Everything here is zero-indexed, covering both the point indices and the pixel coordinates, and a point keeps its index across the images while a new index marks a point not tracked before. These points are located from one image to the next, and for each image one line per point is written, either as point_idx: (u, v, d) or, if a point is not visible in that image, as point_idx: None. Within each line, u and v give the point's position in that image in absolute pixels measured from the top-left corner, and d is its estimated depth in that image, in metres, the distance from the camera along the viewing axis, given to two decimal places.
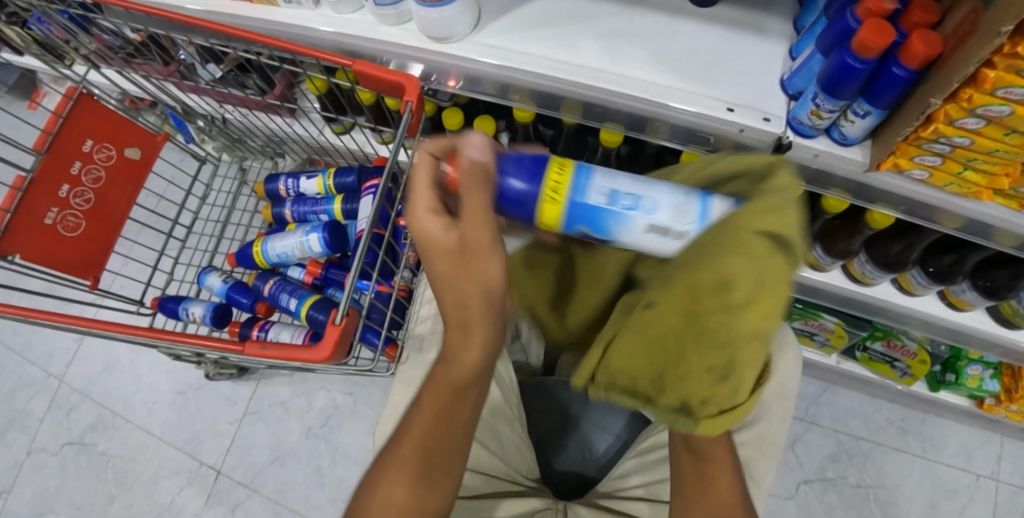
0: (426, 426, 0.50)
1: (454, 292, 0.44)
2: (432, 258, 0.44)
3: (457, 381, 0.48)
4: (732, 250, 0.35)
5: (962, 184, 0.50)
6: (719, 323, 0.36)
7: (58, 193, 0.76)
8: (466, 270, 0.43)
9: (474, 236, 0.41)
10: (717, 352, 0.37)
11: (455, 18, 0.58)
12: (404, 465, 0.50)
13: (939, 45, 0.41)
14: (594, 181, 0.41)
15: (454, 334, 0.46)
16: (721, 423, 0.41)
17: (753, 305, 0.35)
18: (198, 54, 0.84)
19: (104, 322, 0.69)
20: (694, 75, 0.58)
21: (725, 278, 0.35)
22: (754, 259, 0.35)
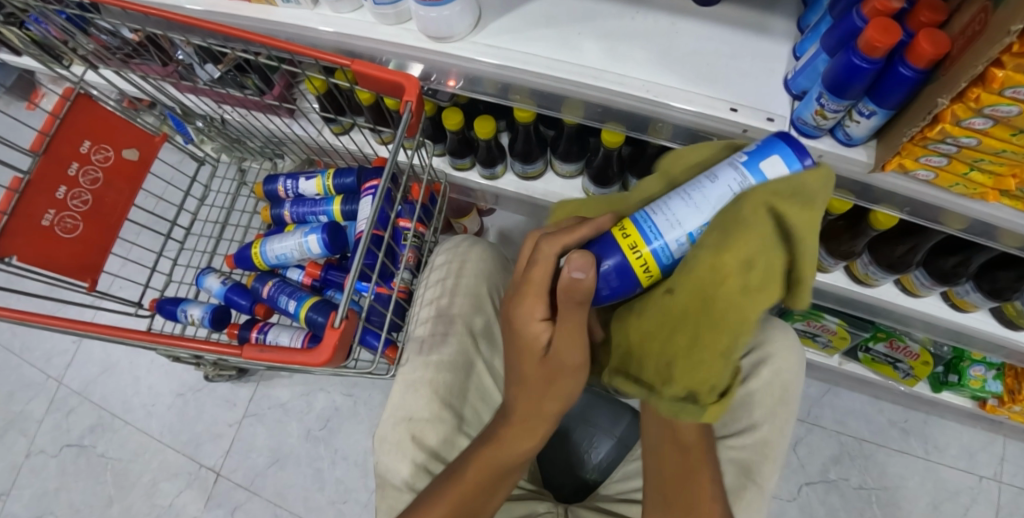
0: (472, 483, 0.58)
1: (532, 386, 0.56)
2: (528, 356, 0.54)
3: (503, 466, 0.59)
4: (752, 228, 0.39)
5: (968, 184, 0.49)
6: (732, 308, 0.41)
7: (55, 194, 0.76)
8: (549, 376, 0.54)
9: (566, 357, 0.51)
10: (726, 337, 0.42)
11: (455, 18, 0.57)
12: (467, 487, 0.58)
13: (947, 45, 0.41)
14: (667, 237, 0.43)
15: (517, 428, 0.59)
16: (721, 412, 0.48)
17: (765, 287, 0.41)
18: (197, 55, 0.84)
19: (101, 325, 0.68)
20: (696, 75, 0.57)
21: (747, 258, 0.40)
22: (764, 242, 0.40)
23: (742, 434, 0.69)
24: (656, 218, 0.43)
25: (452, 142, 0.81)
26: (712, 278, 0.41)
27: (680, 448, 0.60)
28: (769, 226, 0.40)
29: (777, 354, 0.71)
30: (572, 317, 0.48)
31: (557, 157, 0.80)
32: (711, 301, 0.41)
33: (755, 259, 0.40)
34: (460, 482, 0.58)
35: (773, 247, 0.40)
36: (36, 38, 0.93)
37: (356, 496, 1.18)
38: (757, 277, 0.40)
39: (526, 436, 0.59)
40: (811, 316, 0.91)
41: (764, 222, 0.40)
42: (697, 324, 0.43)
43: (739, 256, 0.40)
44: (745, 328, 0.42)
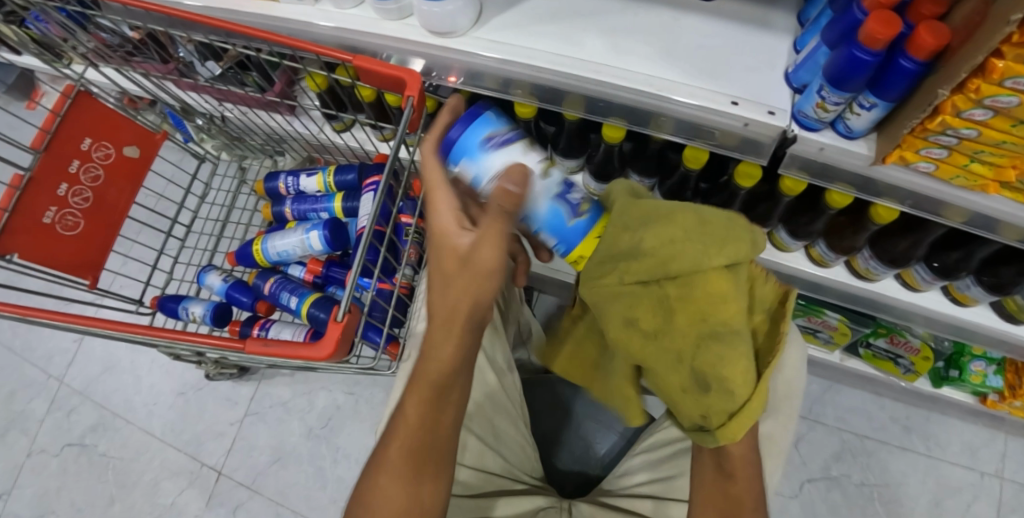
0: (419, 406, 0.53)
1: (445, 292, 0.50)
2: (440, 256, 0.51)
3: (436, 379, 0.52)
4: (615, 293, 0.50)
5: (969, 176, 0.49)
6: (657, 356, 0.50)
7: (56, 192, 0.76)
8: (459, 275, 0.49)
9: (480, 253, 0.48)
10: (679, 368, 0.49)
11: (458, 13, 0.57)
12: (408, 425, 0.54)
13: (948, 36, 0.41)
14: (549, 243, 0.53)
15: (437, 331, 0.52)
16: (736, 425, 0.49)
17: (662, 321, 0.48)
18: (198, 52, 0.84)
19: (104, 321, 0.68)
20: (699, 69, 0.57)
21: (628, 313, 0.50)
22: (641, 296, 0.48)
23: None
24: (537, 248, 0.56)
25: None
26: (631, 344, 0.51)
27: (725, 476, 0.57)
28: (629, 287, 0.48)
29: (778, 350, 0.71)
30: (497, 221, 0.48)
31: (557, 154, 0.80)
32: (642, 357, 0.52)
33: (637, 311, 0.49)
34: (405, 425, 0.54)
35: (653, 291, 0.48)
36: (35, 37, 0.93)
37: None
38: (648, 323, 0.49)
39: (445, 341, 0.51)
40: (812, 311, 0.92)
41: (633, 284, 0.48)
42: (653, 366, 0.52)
43: (621, 320, 0.51)
44: (682, 355, 0.49)
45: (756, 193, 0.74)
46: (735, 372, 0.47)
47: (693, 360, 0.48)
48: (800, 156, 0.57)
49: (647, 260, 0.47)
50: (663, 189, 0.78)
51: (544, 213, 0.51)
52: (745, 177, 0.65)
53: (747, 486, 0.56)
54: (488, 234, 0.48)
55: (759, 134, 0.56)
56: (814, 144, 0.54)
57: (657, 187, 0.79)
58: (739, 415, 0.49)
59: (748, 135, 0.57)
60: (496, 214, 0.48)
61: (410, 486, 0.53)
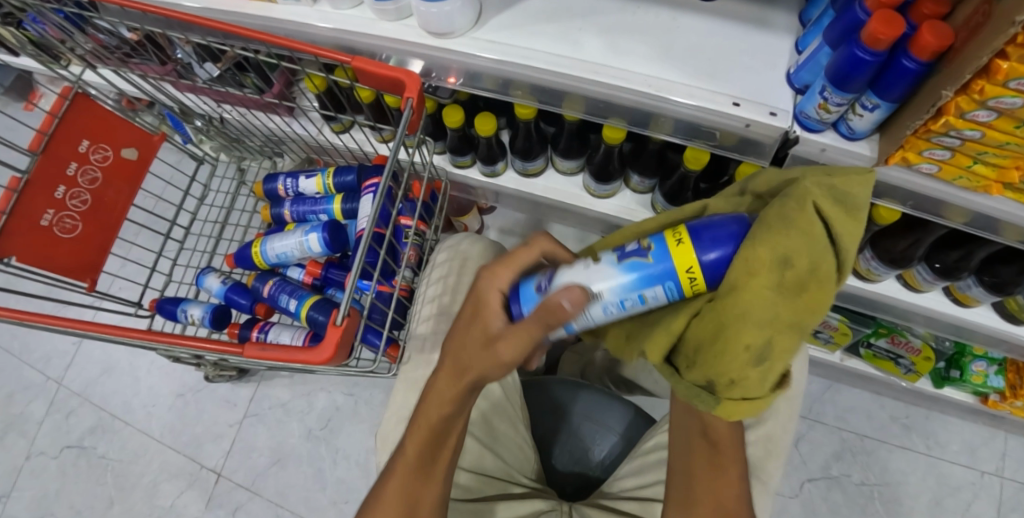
0: (419, 442, 0.58)
1: (464, 356, 0.55)
2: (474, 324, 0.54)
3: (435, 422, 0.57)
4: (800, 228, 0.39)
5: (972, 177, 0.49)
6: (760, 299, 0.40)
7: (54, 195, 0.76)
8: (478, 353, 0.53)
9: (501, 349, 0.50)
10: (759, 329, 0.41)
11: (456, 13, 0.57)
12: (406, 462, 0.58)
13: (951, 37, 0.41)
14: (662, 294, 0.44)
15: (445, 378, 0.58)
16: (743, 409, 0.46)
17: (797, 284, 0.41)
18: (195, 53, 0.84)
19: (103, 326, 0.68)
20: (699, 70, 0.57)
21: (786, 255, 0.40)
22: (815, 245, 0.40)
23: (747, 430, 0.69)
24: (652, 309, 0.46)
25: (453, 140, 0.80)
26: (753, 271, 0.40)
27: (710, 445, 0.61)
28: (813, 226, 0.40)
29: None
30: (529, 327, 0.48)
31: (557, 154, 0.80)
32: (746, 284, 0.40)
33: (798, 256, 0.40)
34: (403, 462, 0.58)
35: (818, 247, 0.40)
36: (33, 38, 0.92)
37: (357, 496, 1.18)
38: (795, 276, 0.40)
39: (449, 389, 0.57)
40: None
41: (810, 222, 0.40)
42: (735, 308, 0.41)
43: (773, 251, 0.39)
44: (778, 319, 0.41)
45: None
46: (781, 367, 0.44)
47: (777, 335, 0.42)
48: (801, 157, 0.57)
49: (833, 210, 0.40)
50: (664, 190, 0.76)
51: (623, 280, 0.44)
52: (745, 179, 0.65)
53: (732, 455, 0.61)
54: (513, 337, 0.49)
55: (761, 135, 0.55)
56: (816, 145, 0.54)
57: (658, 187, 0.77)
58: (754, 402, 0.45)
59: (749, 135, 0.56)
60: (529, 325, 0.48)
61: (409, 495, 0.57)
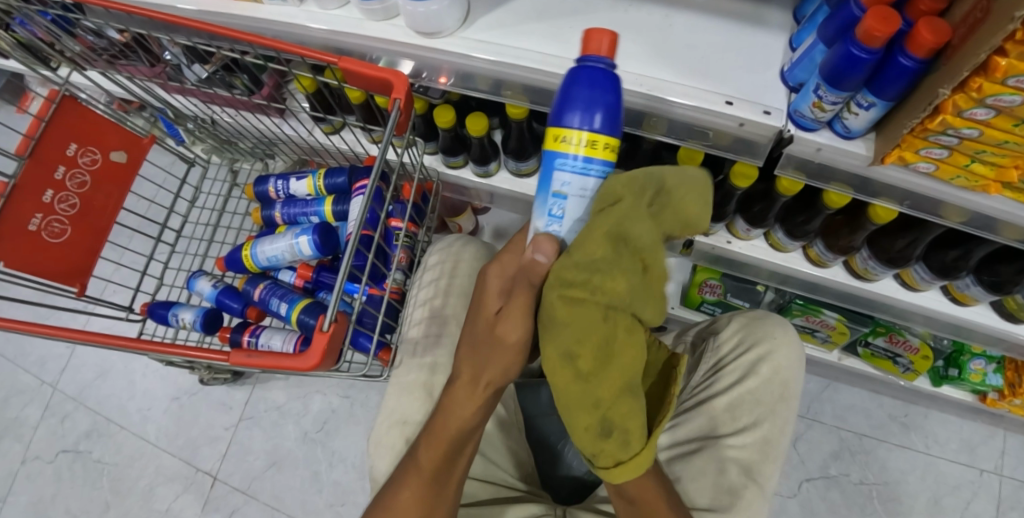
0: (436, 456, 0.57)
1: (477, 355, 0.54)
2: (479, 319, 0.54)
3: (454, 435, 0.57)
4: (566, 319, 0.42)
5: (970, 177, 0.48)
6: (573, 396, 0.44)
7: (42, 198, 0.75)
8: (490, 348, 0.52)
9: (506, 331, 0.50)
10: (591, 412, 0.44)
11: (445, 13, 0.56)
12: (421, 475, 0.57)
13: (949, 33, 0.39)
14: (570, 176, 0.46)
15: (462, 389, 0.56)
16: (623, 471, 0.47)
17: (597, 365, 0.43)
18: (184, 55, 0.82)
19: (93, 333, 0.67)
20: (692, 69, 0.56)
21: (569, 351, 0.43)
22: (590, 325, 0.42)
23: (742, 433, 0.68)
24: (595, 178, 0.47)
25: (445, 140, 0.79)
26: (554, 373, 0.44)
27: (630, 503, 0.56)
28: (578, 310, 0.42)
29: (777, 351, 0.71)
30: (521, 297, 0.48)
31: None
32: (554, 385, 0.44)
33: (582, 344, 0.42)
34: (417, 471, 0.57)
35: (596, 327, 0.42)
36: (22, 41, 0.91)
37: (354, 499, 1.17)
38: (589, 362, 0.43)
39: (469, 400, 0.56)
40: (810, 311, 0.90)
41: (570, 311, 0.42)
42: (559, 403, 0.45)
43: (558, 349, 0.43)
44: (600, 401, 0.44)
45: (751, 193, 0.72)
46: (633, 424, 0.45)
47: (609, 411, 0.44)
48: (797, 157, 0.56)
49: (583, 284, 0.41)
50: None
51: (541, 198, 0.47)
52: (741, 178, 0.64)
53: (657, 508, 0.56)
54: (512, 314, 0.49)
55: (754, 134, 0.55)
56: (811, 145, 0.53)
57: None
58: (630, 463, 0.46)
59: (742, 135, 0.56)
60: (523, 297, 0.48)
61: (424, 504, 0.56)
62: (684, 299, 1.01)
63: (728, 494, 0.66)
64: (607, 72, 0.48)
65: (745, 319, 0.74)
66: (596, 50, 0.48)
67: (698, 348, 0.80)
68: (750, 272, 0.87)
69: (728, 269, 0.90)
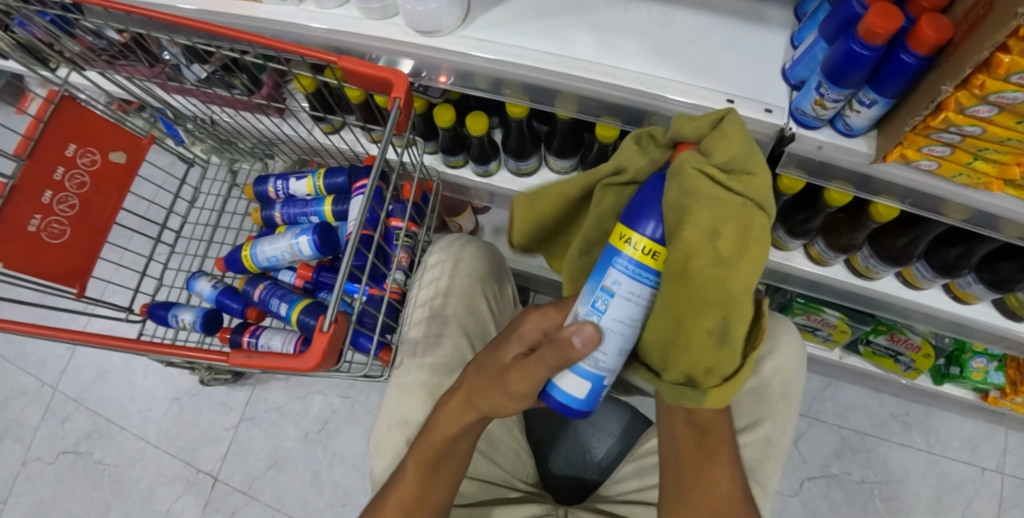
0: (420, 462, 0.58)
1: (478, 384, 0.56)
2: (494, 353, 0.56)
3: (440, 442, 0.58)
4: (710, 194, 0.38)
5: (972, 174, 0.48)
6: (710, 286, 0.39)
7: (41, 199, 0.74)
8: (496, 388, 0.53)
9: (512, 382, 0.50)
10: (717, 311, 0.41)
11: (443, 11, 0.56)
12: (408, 476, 0.57)
13: (950, 30, 0.39)
14: (633, 282, 0.42)
15: (455, 405, 0.59)
16: (724, 393, 0.47)
17: (737, 252, 0.39)
18: (183, 55, 0.82)
19: (90, 334, 0.67)
20: (692, 67, 0.56)
21: (712, 230, 0.38)
22: (733, 207, 0.38)
23: (744, 432, 0.68)
24: (648, 287, 0.42)
25: (444, 139, 0.79)
26: (691, 260, 0.38)
27: (698, 429, 0.61)
28: (722, 190, 0.38)
29: (777, 351, 0.70)
30: (536, 364, 0.47)
31: (550, 154, 0.78)
32: (691, 278, 0.39)
33: (725, 223, 0.38)
34: (404, 480, 0.58)
35: (738, 210, 0.39)
36: (21, 41, 0.91)
37: (354, 499, 1.16)
38: (729, 244, 0.39)
39: (459, 418, 0.58)
40: (811, 309, 0.90)
41: (712, 189, 0.38)
42: (690, 300, 0.40)
43: (701, 228, 0.37)
44: (733, 296, 0.40)
45: None
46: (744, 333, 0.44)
47: (736, 310, 0.41)
48: (798, 155, 0.56)
49: (725, 162, 0.39)
50: None
51: (591, 284, 0.44)
52: None
53: (719, 439, 0.61)
54: (524, 372, 0.49)
55: (754, 133, 0.55)
56: (812, 143, 0.53)
57: None
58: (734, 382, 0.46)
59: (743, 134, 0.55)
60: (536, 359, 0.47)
61: (410, 504, 0.56)
62: None
63: None
64: None
65: None
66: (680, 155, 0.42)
67: None
68: None
69: None
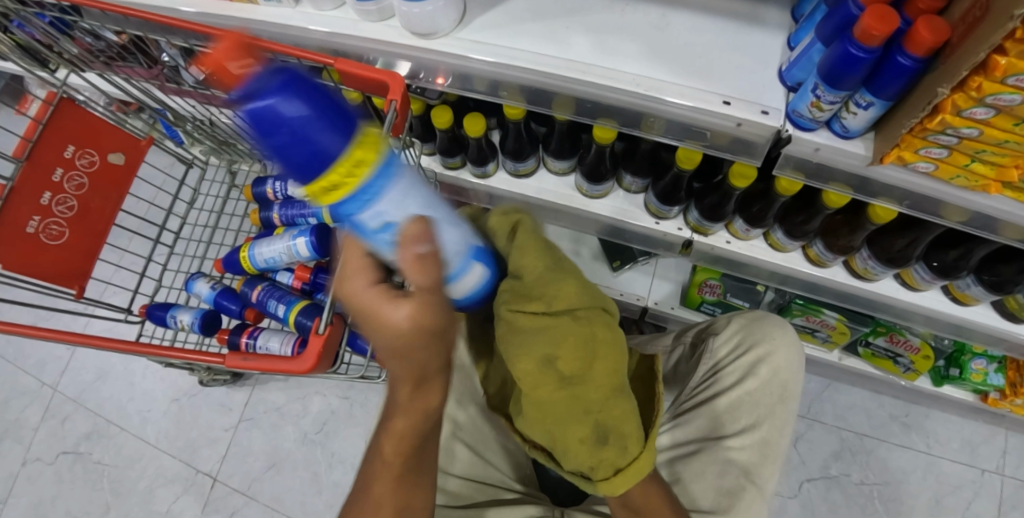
0: (400, 451, 0.51)
1: (413, 357, 0.45)
2: (384, 331, 0.45)
3: (416, 429, 0.50)
4: (532, 327, 0.48)
5: (969, 176, 0.48)
6: (564, 404, 0.49)
7: (39, 200, 0.75)
8: (425, 339, 0.45)
9: (422, 316, 0.44)
10: (583, 420, 0.49)
11: (440, 13, 0.56)
12: (391, 471, 0.52)
13: (947, 32, 0.39)
14: (376, 204, 0.41)
15: (413, 395, 0.48)
16: (621, 481, 0.51)
17: (578, 369, 0.48)
18: (181, 56, 0.84)
19: (88, 336, 0.67)
20: (690, 69, 0.56)
21: (548, 356, 0.48)
22: (563, 331, 0.48)
23: (741, 434, 0.67)
24: (393, 186, 0.41)
25: (442, 141, 0.79)
26: (539, 386, 0.49)
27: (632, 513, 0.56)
28: (545, 320, 0.48)
29: (775, 353, 0.70)
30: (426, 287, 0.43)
31: (549, 155, 0.78)
32: (542, 400, 0.49)
33: (561, 349, 0.48)
34: (384, 465, 0.52)
35: (568, 333, 0.48)
36: (19, 43, 0.91)
37: None
38: (568, 363, 0.48)
39: (425, 389, 0.48)
40: (810, 310, 0.90)
41: (535, 320, 0.48)
42: (551, 413, 0.50)
43: (535, 358, 0.48)
44: (592, 406, 0.49)
45: (751, 192, 0.72)
46: (628, 427, 0.51)
47: (601, 414, 0.50)
48: (795, 157, 0.56)
49: (539, 300, 0.48)
50: (656, 190, 0.75)
51: (366, 229, 0.43)
52: (739, 178, 0.63)
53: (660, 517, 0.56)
54: (418, 305, 0.43)
55: (752, 135, 0.54)
56: (809, 145, 0.53)
57: (651, 187, 0.77)
58: (628, 471, 0.51)
59: (741, 135, 0.55)
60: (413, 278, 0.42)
61: (402, 499, 0.52)
62: (684, 298, 1.00)
63: (728, 496, 0.65)
64: (280, 82, 0.37)
65: (745, 321, 0.73)
66: (246, 67, 0.37)
67: (698, 349, 0.77)
68: (749, 272, 0.86)
69: (728, 269, 0.89)
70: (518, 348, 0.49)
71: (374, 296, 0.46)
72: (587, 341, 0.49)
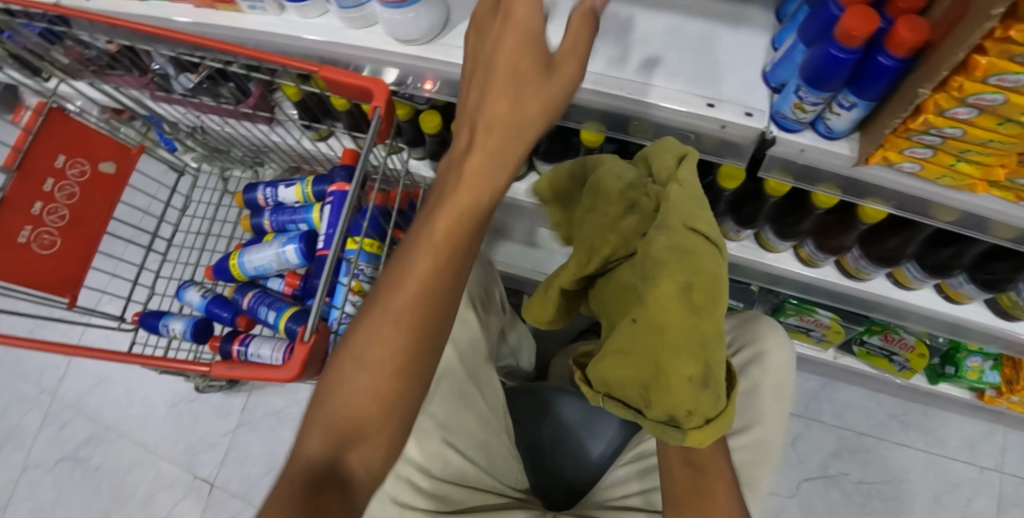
0: (439, 245, 0.47)
1: (518, 89, 0.44)
2: (520, 49, 0.44)
3: (465, 218, 0.47)
4: (687, 249, 0.42)
5: (955, 176, 0.47)
6: (686, 334, 0.42)
7: (31, 211, 0.74)
8: (537, 81, 0.44)
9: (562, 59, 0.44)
10: (695, 356, 0.42)
11: (421, 20, 0.56)
12: (424, 276, 0.47)
13: (928, 31, 0.38)
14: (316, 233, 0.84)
15: (489, 147, 0.45)
16: (709, 432, 0.43)
17: (709, 301, 0.42)
18: (171, 64, 0.82)
19: (68, 346, 0.66)
20: (675, 71, 0.55)
21: (688, 281, 0.42)
22: (702, 257, 0.42)
23: (735, 435, 0.67)
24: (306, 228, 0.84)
25: (432, 146, 0.79)
26: (665, 311, 0.42)
27: (694, 470, 0.59)
28: (697, 239, 0.43)
29: (769, 352, 0.69)
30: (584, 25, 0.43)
31: (538, 158, 0.78)
32: (665, 328, 0.42)
33: (700, 276, 0.42)
34: (418, 261, 0.47)
35: (704, 259, 0.42)
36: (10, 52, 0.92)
37: None
38: (703, 294, 0.42)
39: (496, 153, 0.45)
40: (804, 310, 0.89)
41: (688, 238, 0.43)
42: (665, 347, 0.42)
43: (678, 280, 0.41)
44: (707, 341, 0.42)
45: (741, 193, 0.71)
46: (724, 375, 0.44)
47: (711, 355, 0.43)
48: (779, 158, 0.55)
49: (705, 221, 0.44)
50: None
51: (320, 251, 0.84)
52: (729, 179, 0.63)
53: (718, 476, 0.58)
54: (570, 49, 0.44)
55: (737, 136, 0.54)
56: (794, 146, 0.52)
57: None
58: (718, 421, 0.43)
59: (726, 137, 0.55)
60: (577, 26, 0.43)
61: (418, 314, 0.47)
62: None
63: None
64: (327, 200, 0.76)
65: (740, 320, 0.74)
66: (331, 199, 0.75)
67: None
68: (743, 273, 0.85)
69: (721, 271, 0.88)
70: (660, 263, 0.42)
71: (539, 22, 0.44)
72: (720, 275, 0.43)
